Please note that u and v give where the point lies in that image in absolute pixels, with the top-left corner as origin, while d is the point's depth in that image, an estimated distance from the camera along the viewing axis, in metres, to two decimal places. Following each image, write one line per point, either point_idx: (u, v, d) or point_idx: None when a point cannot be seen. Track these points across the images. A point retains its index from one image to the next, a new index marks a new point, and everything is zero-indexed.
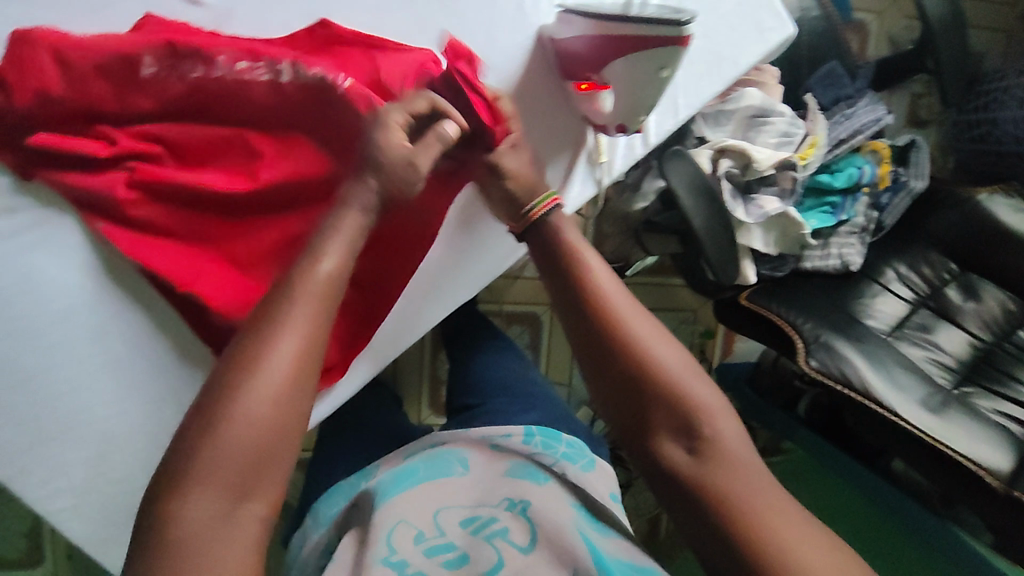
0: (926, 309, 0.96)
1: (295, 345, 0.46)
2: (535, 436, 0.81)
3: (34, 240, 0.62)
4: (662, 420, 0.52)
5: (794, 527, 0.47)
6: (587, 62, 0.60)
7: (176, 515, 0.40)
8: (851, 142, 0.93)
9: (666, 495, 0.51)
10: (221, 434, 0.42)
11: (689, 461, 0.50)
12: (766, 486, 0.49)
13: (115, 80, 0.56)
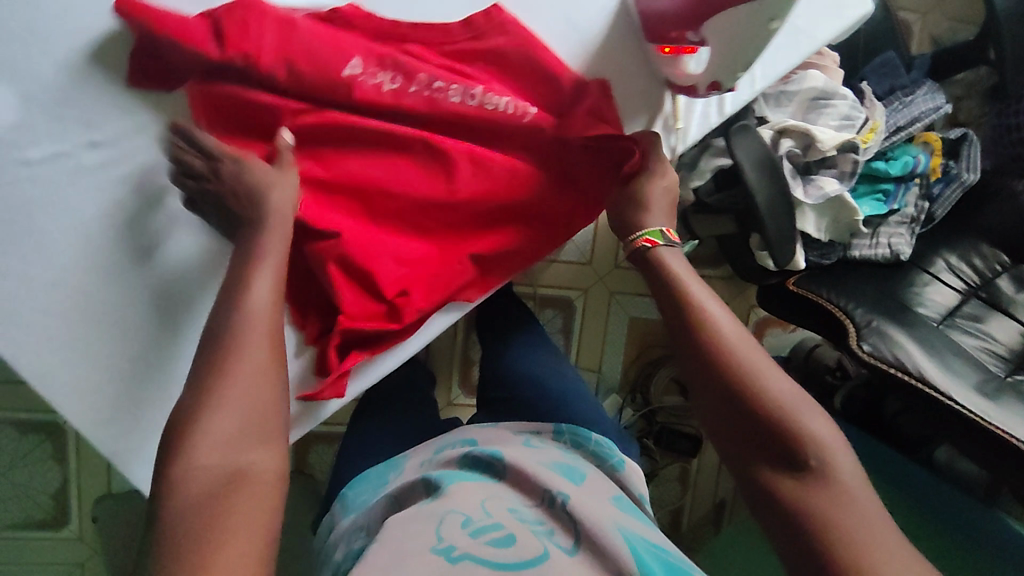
0: (976, 298, 0.96)
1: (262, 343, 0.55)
2: (564, 433, 0.83)
3: (119, 178, 0.63)
4: (766, 443, 0.54)
5: (906, 563, 0.46)
6: (678, 21, 0.61)
7: (186, 475, 0.47)
8: (910, 130, 0.93)
9: (770, 518, 0.52)
10: (217, 407, 0.50)
11: (795, 485, 0.52)
12: (876, 521, 0.49)
13: (318, 61, 0.60)
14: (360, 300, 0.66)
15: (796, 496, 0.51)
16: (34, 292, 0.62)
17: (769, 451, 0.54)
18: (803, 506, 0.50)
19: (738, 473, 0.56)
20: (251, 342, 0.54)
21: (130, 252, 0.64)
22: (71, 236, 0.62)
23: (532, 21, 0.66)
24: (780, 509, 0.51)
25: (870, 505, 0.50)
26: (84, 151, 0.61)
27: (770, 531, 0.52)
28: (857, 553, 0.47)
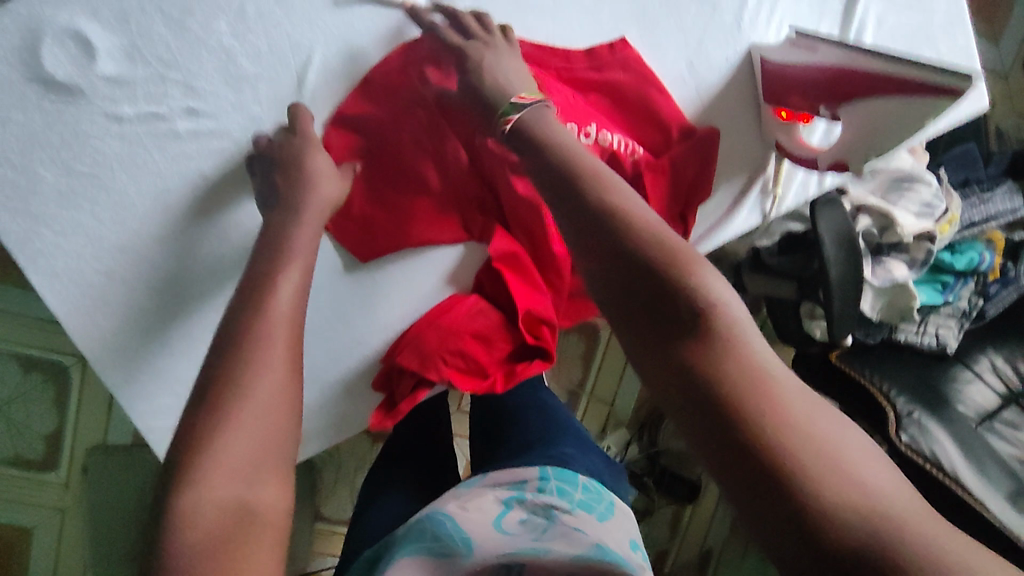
0: (1016, 405, 0.95)
1: (285, 347, 0.45)
2: (549, 481, 0.64)
3: (208, 150, 0.60)
4: (644, 291, 0.39)
5: (827, 432, 0.34)
6: (806, 94, 0.59)
7: (189, 515, 0.37)
8: (983, 227, 0.92)
9: (670, 396, 0.37)
10: (233, 434, 0.40)
11: (683, 342, 0.37)
12: (786, 388, 0.36)
13: (399, 108, 0.63)
14: (440, 338, 0.65)
15: (685, 360, 0.37)
16: (99, 251, 0.60)
17: (647, 302, 0.39)
18: (696, 369, 0.36)
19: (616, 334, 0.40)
20: (268, 367, 0.43)
21: (202, 227, 0.62)
22: (150, 201, 0.60)
23: (654, 58, 0.64)
24: (676, 377, 0.37)
25: (767, 357, 0.37)
26: (180, 117, 0.59)
27: (669, 404, 0.37)
28: (767, 419, 0.34)
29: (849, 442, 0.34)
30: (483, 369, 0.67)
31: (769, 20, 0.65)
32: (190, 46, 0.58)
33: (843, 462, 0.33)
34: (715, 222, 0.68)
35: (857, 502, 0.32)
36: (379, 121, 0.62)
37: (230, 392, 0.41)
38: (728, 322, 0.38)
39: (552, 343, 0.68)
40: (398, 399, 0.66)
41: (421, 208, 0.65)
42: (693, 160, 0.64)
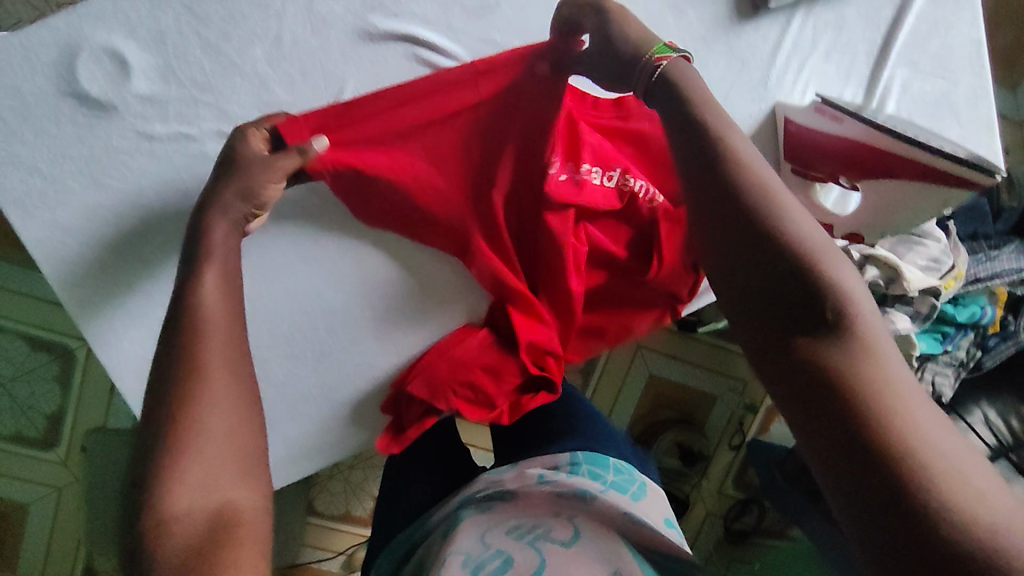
0: (1005, 459, 0.96)
1: (226, 344, 0.43)
2: (581, 465, 0.63)
3: None
4: (775, 281, 0.37)
5: (954, 443, 0.33)
6: (833, 161, 0.60)
7: (159, 533, 0.36)
8: (988, 283, 0.94)
9: (791, 386, 0.35)
10: (186, 455, 0.38)
11: (813, 337, 0.35)
12: (917, 395, 0.34)
13: (462, 100, 0.61)
14: (451, 366, 0.67)
15: (817, 358, 0.35)
16: (121, 263, 0.61)
17: (779, 289, 0.37)
18: (821, 362, 0.35)
19: (736, 317, 0.38)
20: (215, 381, 0.41)
21: None
22: (174, 217, 0.61)
23: None
24: (802, 369, 0.35)
25: (898, 363, 0.35)
26: (210, 139, 0.60)
27: (786, 395, 0.36)
28: (897, 428, 0.32)
29: (972, 457, 0.32)
30: (493, 399, 0.68)
31: (796, 77, 0.65)
32: (225, 69, 0.59)
33: (971, 475, 0.31)
34: None
35: (988, 516, 0.30)
36: (432, 117, 0.62)
37: (182, 398, 0.40)
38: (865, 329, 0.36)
39: (558, 375, 0.69)
40: (406, 424, 0.68)
41: (407, 201, 0.63)
42: None
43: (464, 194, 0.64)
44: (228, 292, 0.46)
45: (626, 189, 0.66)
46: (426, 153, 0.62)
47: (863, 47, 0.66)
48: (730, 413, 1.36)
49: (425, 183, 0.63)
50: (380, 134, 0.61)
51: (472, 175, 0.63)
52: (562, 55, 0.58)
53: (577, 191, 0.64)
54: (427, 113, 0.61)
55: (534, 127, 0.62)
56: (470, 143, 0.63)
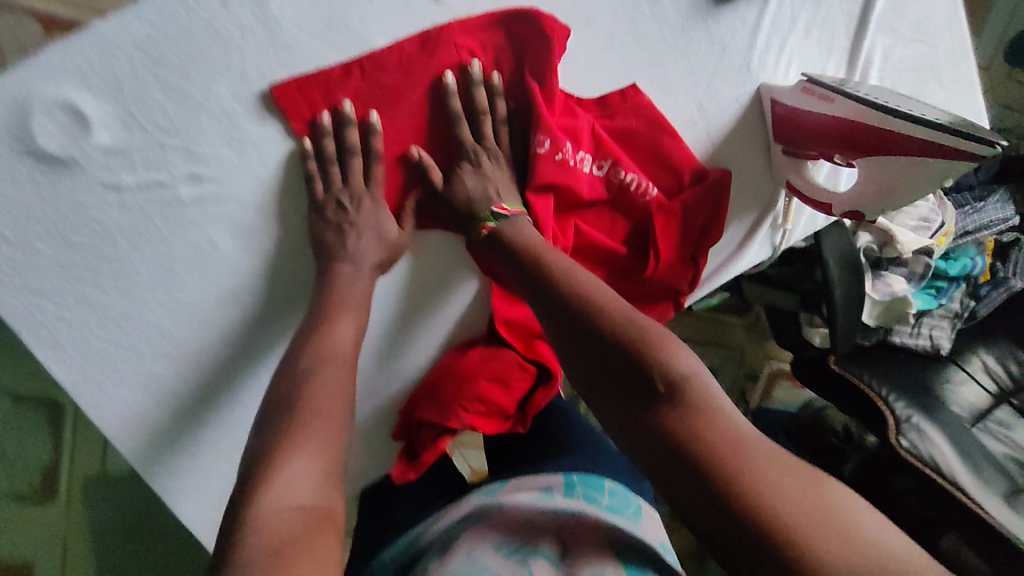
0: (1007, 404, 0.97)
1: (341, 388, 0.52)
2: (574, 487, 0.61)
3: (214, 216, 0.58)
4: (617, 372, 0.45)
5: (778, 465, 0.40)
6: (823, 140, 0.59)
7: (263, 508, 0.41)
8: (976, 235, 0.95)
9: (651, 455, 0.42)
10: (300, 449, 0.45)
11: (654, 410, 0.43)
12: (745, 433, 0.41)
13: (433, 71, 0.58)
14: (456, 385, 0.62)
15: (667, 427, 0.42)
16: (105, 319, 0.58)
17: (623, 381, 0.45)
18: (667, 428, 0.42)
19: (603, 411, 0.46)
20: (322, 403, 0.50)
21: (213, 293, 0.60)
22: (157, 269, 0.58)
23: (665, 104, 0.63)
24: (655, 439, 0.42)
25: (729, 411, 0.43)
26: (183, 184, 0.57)
27: (653, 468, 0.42)
28: (728, 462, 0.39)
29: (796, 476, 0.39)
30: (502, 407, 0.63)
31: (778, 55, 0.64)
32: (188, 111, 0.56)
33: (794, 488, 0.38)
34: (728, 256, 0.69)
35: (814, 521, 0.37)
36: (405, 88, 0.58)
37: (300, 423, 0.47)
38: (699, 390, 0.43)
39: (555, 366, 0.64)
40: (421, 450, 0.63)
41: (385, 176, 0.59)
42: (704, 207, 0.64)
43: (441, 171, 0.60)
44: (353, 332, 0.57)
45: (618, 182, 0.62)
46: (405, 128, 0.59)
47: (842, 19, 0.64)
48: (732, 381, 1.46)
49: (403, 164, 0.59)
50: (364, 101, 0.57)
51: (452, 150, 0.60)
52: (538, 20, 0.57)
53: (563, 175, 0.59)
54: (405, 77, 0.57)
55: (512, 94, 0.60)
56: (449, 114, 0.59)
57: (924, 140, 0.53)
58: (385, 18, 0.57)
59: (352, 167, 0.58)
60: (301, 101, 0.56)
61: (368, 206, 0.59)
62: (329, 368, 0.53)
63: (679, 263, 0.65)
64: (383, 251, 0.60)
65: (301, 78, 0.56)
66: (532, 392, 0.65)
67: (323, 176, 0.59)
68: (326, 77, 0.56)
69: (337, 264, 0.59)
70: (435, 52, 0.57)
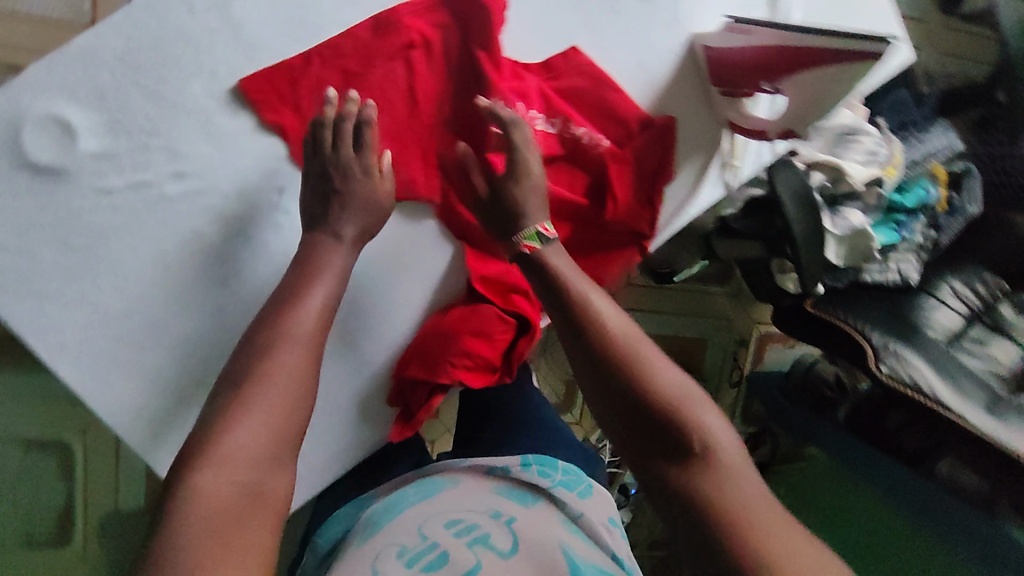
0: (980, 323, 1.02)
1: (300, 355, 0.52)
2: (531, 465, 0.80)
3: (199, 208, 0.62)
4: (651, 433, 0.51)
5: (786, 539, 0.46)
6: (750, 71, 0.64)
7: (194, 489, 0.44)
8: (925, 163, 1.02)
9: (671, 513, 0.49)
10: (243, 420, 0.48)
11: (681, 473, 0.49)
12: (760, 502, 0.48)
13: (387, 51, 0.63)
14: (440, 342, 0.66)
15: (689, 494, 0.48)
16: (105, 316, 0.62)
17: (656, 441, 0.51)
18: (690, 492, 0.48)
19: (633, 459, 0.52)
20: (276, 371, 0.51)
21: (204, 281, 0.63)
22: (150, 264, 0.62)
23: (605, 61, 0.69)
24: (676, 502, 0.49)
25: (749, 482, 0.49)
26: (168, 181, 0.61)
27: (669, 522, 0.49)
28: (741, 532, 0.46)
29: (801, 547, 0.46)
30: (489, 360, 0.67)
31: (702, 7, 0.70)
32: (166, 112, 0.60)
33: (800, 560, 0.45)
34: (684, 199, 0.72)
35: None
36: (363, 70, 0.63)
37: (250, 393, 0.49)
38: (725, 462, 0.49)
39: (534, 316, 0.68)
40: (416, 409, 0.67)
41: None
42: (652, 150, 0.69)
43: (405, 143, 0.64)
44: (324, 297, 0.56)
45: (569, 136, 0.67)
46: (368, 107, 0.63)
47: None
48: (723, 350, 1.49)
49: None
50: (327, 85, 0.62)
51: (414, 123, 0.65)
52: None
53: None
54: (362, 60, 0.63)
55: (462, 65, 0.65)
56: (406, 90, 0.64)
57: (833, 50, 0.57)
58: (339, 8, 0.62)
59: (343, 129, 0.59)
60: (268, 91, 0.61)
61: (356, 170, 0.59)
62: (296, 340, 0.53)
63: (637, 206, 0.69)
64: (365, 221, 0.60)
65: (267, 70, 0.61)
66: (515, 342, 0.69)
67: (316, 138, 0.59)
68: (289, 68, 0.62)
69: (319, 234, 0.59)
70: (387, 35, 0.63)
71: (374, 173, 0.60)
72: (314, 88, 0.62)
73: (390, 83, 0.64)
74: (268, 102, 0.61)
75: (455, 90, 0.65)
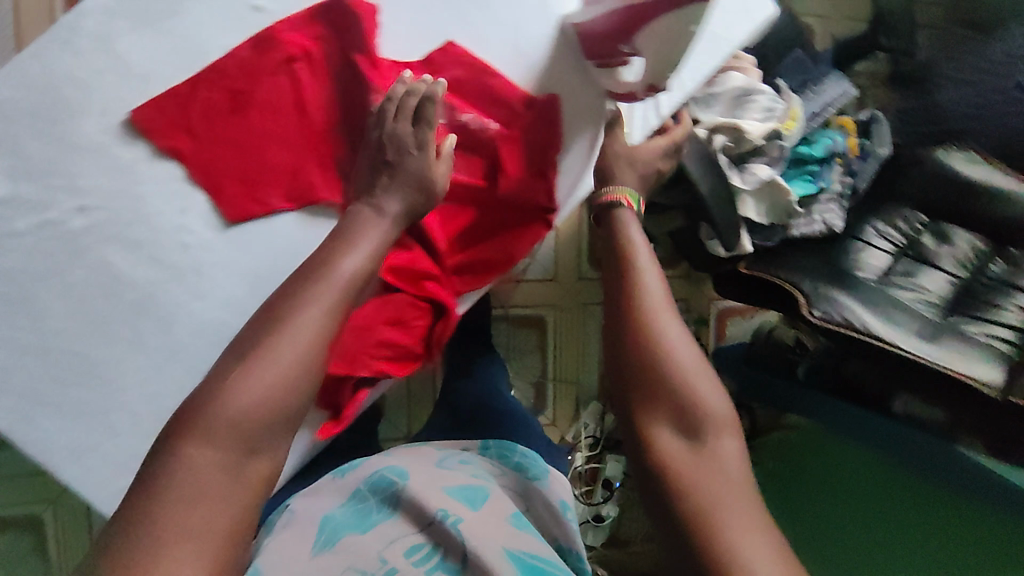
0: (906, 257, 1.04)
1: (318, 320, 0.54)
2: (490, 451, 0.88)
3: (107, 239, 0.65)
4: (667, 412, 0.61)
5: (756, 526, 0.55)
6: (607, 38, 0.68)
7: (196, 451, 0.48)
8: (823, 114, 1.06)
9: (662, 478, 0.59)
10: (256, 383, 0.51)
11: (686, 451, 0.60)
12: (742, 492, 0.57)
13: (267, 68, 0.66)
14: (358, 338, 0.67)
15: (684, 468, 0.59)
16: (24, 355, 0.63)
17: (670, 420, 0.61)
18: (685, 465, 0.59)
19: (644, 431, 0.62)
20: (298, 335, 0.53)
21: (120, 310, 0.65)
22: (63, 298, 0.64)
23: (481, 52, 0.72)
24: (669, 469, 0.59)
25: (735, 471, 0.59)
26: (73, 217, 0.64)
27: (656, 490, 0.60)
28: (713, 508, 0.56)
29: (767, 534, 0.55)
30: (411, 347, 0.71)
31: None
32: (64, 152, 0.63)
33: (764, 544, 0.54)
34: (579, 172, 0.76)
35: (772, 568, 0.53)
36: (248, 88, 0.66)
37: (268, 351, 0.52)
38: (720, 455, 0.60)
39: (448, 299, 0.72)
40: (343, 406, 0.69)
41: (248, 168, 0.67)
42: (539, 128, 0.73)
43: (297, 152, 0.68)
44: (357, 262, 0.58)
45: (457, 123, 0.71)
46: (256, 123, 0.67)
47: None
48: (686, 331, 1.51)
49: (263, 155, 0.67)
50: (215, 108, 0.66)
51: (303, 132, 0.68)
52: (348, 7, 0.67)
53: None
54: (246, 80, 0.66)
55: (343, 72, 0.68)
56: (292, 102, 0.67)
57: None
58: (218, 34, 0.66)
59: (406, 107, 0.64)
60: (157, 119, 0.64)
61: (410, 147, 0.64)
62: (317, 300, 0.55)
63: (529, 182, 0.73)
64: (406, 197, 0.63)
65: (154, 100, 0.64)
66: (434, 327, 0.72)
67: (381, 112, 0.65)
68: (174, 95, 0.64)
69: (361, 207, 0.62)
70: (266, 52, 0.66)
71: (428, 152, 0.65)
72: (202, 111, 0.65)
73: (275, 98, 0.67)
74: (159, 130, 0.65)
75: (339, 96, 0.68)
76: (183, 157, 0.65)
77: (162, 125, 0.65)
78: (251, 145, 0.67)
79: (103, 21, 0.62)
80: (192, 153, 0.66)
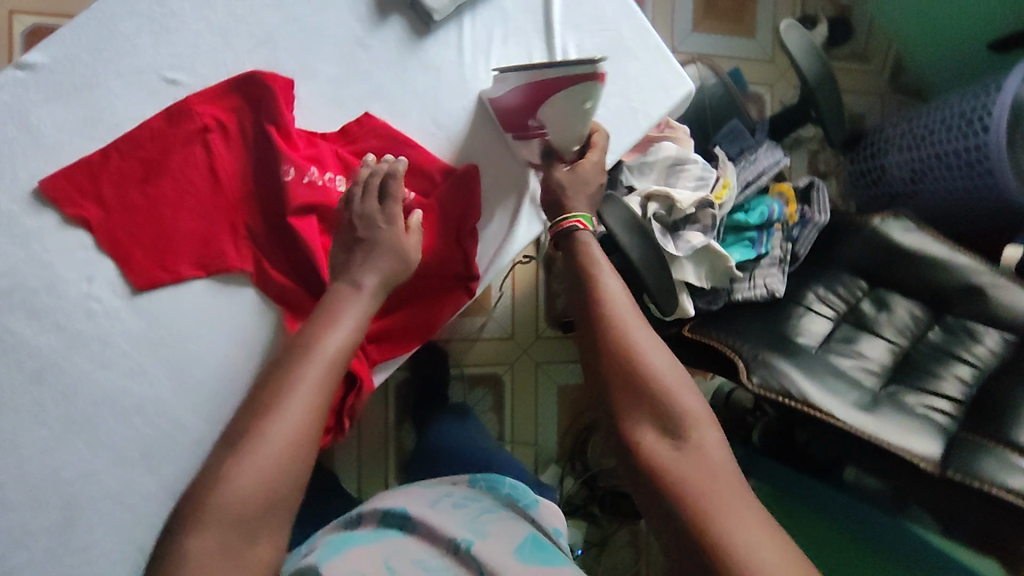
0: (846, 323, 1.04)
1: (307, 400, 0.54)
2: (479, 483, 0.81)
3: (11, 306, 0.63)
4: (644, 418, 0.59)
5: (749, 524, 0.52)
6: (517, 111, 0.70)
7: (191, 547, 0.47)
8: (759, 182, 1.10)
9: (646, 486, 0.56)
10: (244, 463, 0.50)
11: (668, 452, 0.57)
12: (730, 487, 0.54)
13: (181, 138, 0.67)
14: None
15: (668, 472, 0.55)
16: None
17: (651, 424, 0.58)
18: (667, 469, 0.56)
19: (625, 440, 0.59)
20: (288, 403, 0.53)
21: (22, 378, 0.63)
22: None
23: (400, 124, 0.74)
24: (653, 475, 0.56)
25: (722, 468, 0.56)
26: None
27: (646, 499, 0.56)
28: (702, 510, 0.53)
29: (762, 531, 0.52)
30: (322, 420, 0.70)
31: (484, 67, 0.77)
32: None
33: (759, 544, 0.51)
34: (502, 240, 0.77)
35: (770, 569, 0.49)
36: (161, 157, 0.67)
37: (257, 426, 0.52)
38: (703, 452, 0.57)
39: (362, 370, 0.70)
40: None
41: (158, 235, 0.67)
42: (456, 197, 0.73)
43: (209, 219, 0.68)
44: (344, 339, 0.59)
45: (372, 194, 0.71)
46: (168, 192, 0.67)
47: (531, 28, 0.78)
48: None
49: (175, 222, 0.67)
50: (127, 176, 0.66)
51: (217, 200, 0.69)
52: (262, 81, 0.69)
53: (314, 194, 0.69)
54: (159, 149, 0.67)
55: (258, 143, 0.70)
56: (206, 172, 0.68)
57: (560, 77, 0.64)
58: (134, 105, 0.67)
59: (370, 185, 0.67)
60: (66, 187, 0.64)
61: (380, 222, 0.66)
62: (308, 366, 0.56)
63: (447, 251, 0.74)
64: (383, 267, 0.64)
65: (64, 169, 0.64)
66: (346, 399, 0.70)
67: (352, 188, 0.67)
68: (86, 163, 0.65)
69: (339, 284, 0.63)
70: (181, 123, 0.67)
71: (396, 225, 0.66)
72: (114, 180, 0.66)
73: (189, 167, 0.68)
74: (70, 197, 0.65)
75: (253, 166, 0.70)
76: (92, 224, 0.65)
77: (74, 192, 0.65)
78: (163, 213, 0.67)
79: (17, 92, 0.63)
80: (102, 221, 0.66)
